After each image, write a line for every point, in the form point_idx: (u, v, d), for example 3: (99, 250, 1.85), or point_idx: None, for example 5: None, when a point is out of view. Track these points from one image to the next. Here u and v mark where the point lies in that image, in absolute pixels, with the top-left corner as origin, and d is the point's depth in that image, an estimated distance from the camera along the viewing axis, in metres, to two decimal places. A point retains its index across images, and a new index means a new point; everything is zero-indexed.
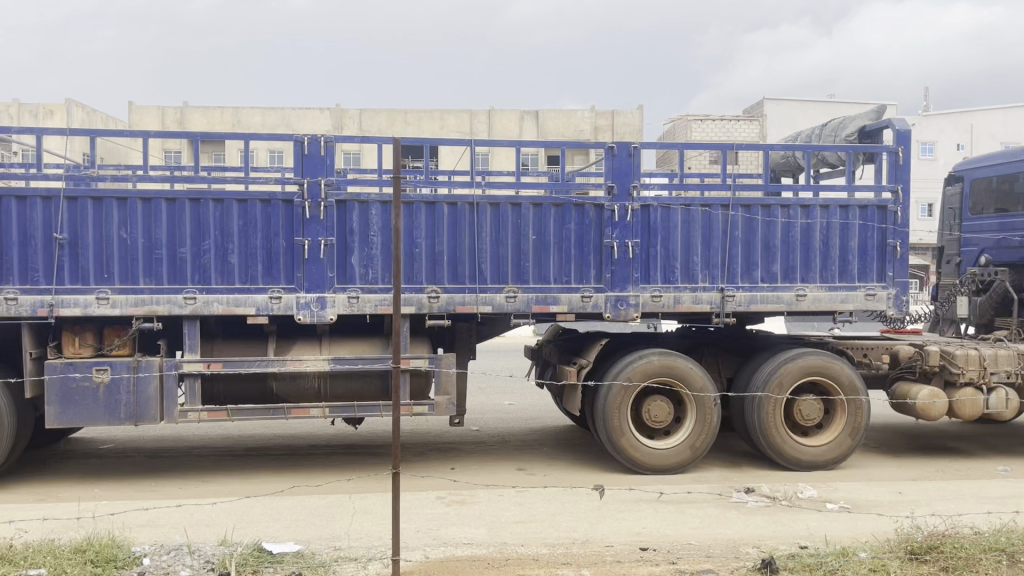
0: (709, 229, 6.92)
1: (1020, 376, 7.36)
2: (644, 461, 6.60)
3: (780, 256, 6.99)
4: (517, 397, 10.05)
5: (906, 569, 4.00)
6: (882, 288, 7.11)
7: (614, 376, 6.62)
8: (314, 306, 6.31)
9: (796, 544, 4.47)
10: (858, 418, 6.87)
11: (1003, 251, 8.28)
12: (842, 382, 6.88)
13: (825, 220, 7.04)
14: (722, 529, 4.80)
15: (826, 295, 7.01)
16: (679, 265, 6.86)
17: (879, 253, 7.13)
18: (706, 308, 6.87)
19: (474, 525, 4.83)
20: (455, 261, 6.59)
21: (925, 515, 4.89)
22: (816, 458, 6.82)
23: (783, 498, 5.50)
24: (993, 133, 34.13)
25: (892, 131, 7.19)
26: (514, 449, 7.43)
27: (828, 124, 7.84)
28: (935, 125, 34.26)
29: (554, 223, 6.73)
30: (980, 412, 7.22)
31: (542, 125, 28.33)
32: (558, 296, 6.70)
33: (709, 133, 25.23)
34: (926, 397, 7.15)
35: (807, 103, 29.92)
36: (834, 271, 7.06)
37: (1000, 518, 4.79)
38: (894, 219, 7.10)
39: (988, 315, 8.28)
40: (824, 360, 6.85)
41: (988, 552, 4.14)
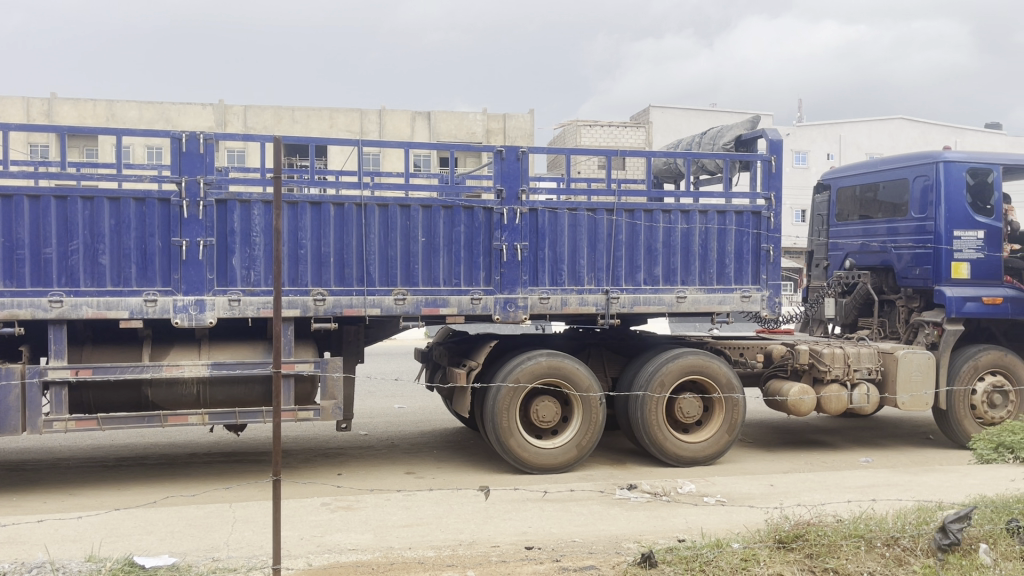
0: (594, 232, 7.07)
1: (881, 372, 7.86)
2: (532, 461, 6.70)
3: (662, 258, 7.21)
4: (406, 401, 9.99)
5: (774, 557, 4.22)
6: (756, 290, 7.46)
7: (502, 378, 6.68)
8: (193, 309, 6.09)
9: (674, 538, 4.64)
10: (734, 414, 7.18)
11: (865, 256, 8.83)
12: (720, 381, 7.16)
13: (704, 225, 7.32)
14: (606, 525, 4.93)
15: (705, 297, 7.30)
16: (566, 268, 6.99)
17: (753, 257, 7.47)
18: (591, 309, 7.03)
19: (359, 531, 4.77)
20: (342, 263, 6.49)
21: (794, 505, 5.17)
22: (695, 454, 7.09)
23: (663, 493, 5.70)
24: (859, 143, 36.35)
25: (766, 140, 7.54)
26: (403, 453, 7.39)
27: (708, 132, 8.16)
28: (807, 136, 36.17)
29: (443, 225, 6.73)
30: (844, 406, 7.67)
31: (433, 127, 28.28)
32: (447, 298, 6.71)
33: (597, 138, 25.79)
34: (796, 394, 7.55)
35: (690, 112, 31.03)
36: (712, 274, 7.35)
37: (859, 507, 5.12)
38: (767, 225, 7.47)
39: (852, 316, 8.85)
40: (703, 359, 7.12)
41: (848, 538, 4.41)
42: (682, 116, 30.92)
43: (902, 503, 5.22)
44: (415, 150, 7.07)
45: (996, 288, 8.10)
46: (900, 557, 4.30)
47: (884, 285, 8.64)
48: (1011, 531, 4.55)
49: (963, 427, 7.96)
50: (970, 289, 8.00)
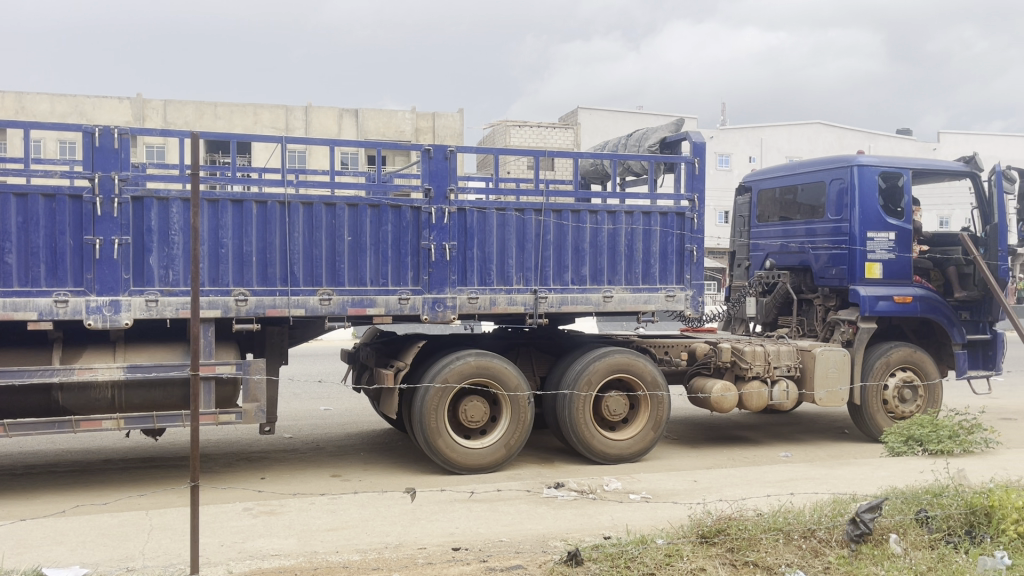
0: (522, 233, 7.09)
1: (799, 369, 8.10)
2: (460, 462, 6.67)
3: (589, 258, 7.28)
4: (332, 403, 9.84)
5: (697, 552, 4.30)
6: (681, 289, 7.60)
7: (431, 378, 6.63)
8: (107, 310, 5.87)
9: (601, 535, 4.68)
10: (659, 412, 7.30)
11: (785, 256, 9.09)
12: (645, 379, 7.27)
13: (630, 226, 7.42)
14: (533, 524, 4.95)
15: (631, 296, 7.40)
16: (494, 268, 6.99)
17: (677, 257, 7.61)
18: (520, 309, 7.04)
19: (282, 536, 4.67)
20: (265, 263, 6.35)
21: (716, 500, 5.28)
22: (621, 452, 7.18)
23: (590, 491, 5.75)
24: (779, 147, 37.45)
25: (689, 143, 7.69)
26: (329, 455, 7.27)
27: (634, 134, 8.28)
28: (730, 139, 37.08)
29: (370, 224, 6.65)
30: (764, 403, 7.88)
31: (360, 125, 27.97)
32: (374, 299, 6.63)
33: (526, 138, 25.92)
34: (719, 391, 7.71)
35: (618, 114, 31.44)
36: (638, 274, 7.46)
37: (778, 500, 5.26)
38: (690, 225, 7.61)
39: (772, 315, 9.09)
40: (629, 358, 7.22)
41: (767, 531, 4.53)
42: (609, 118, 31.31)
43: (818, 496, 5.39)
44: (341, 148, 6.97)
45: (906, 287, 8.44)
46: (817, 548, 4.44)
47: (802, 285, 8.91)
48: (920, 521, 4.74)
49: (876, 421, 8.27)
50: (882, 288, 8.31)
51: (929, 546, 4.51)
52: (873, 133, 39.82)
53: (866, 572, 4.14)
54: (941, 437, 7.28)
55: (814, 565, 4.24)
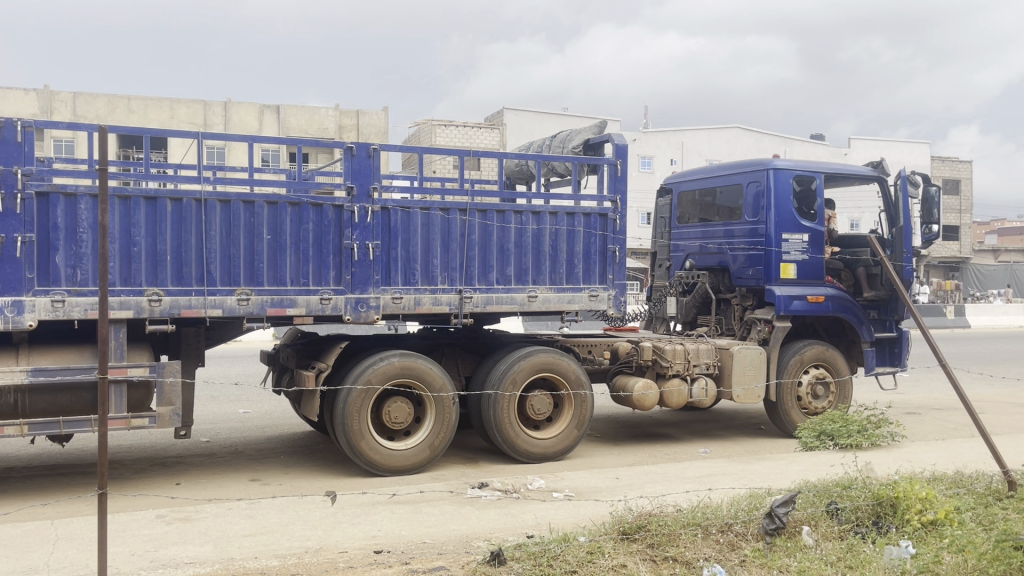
0: (447, 232, 7.06)
1: (717, 367, 8.30)
2: (384, 463, 6.61)
3: (514, 258, 7.30)
4: (252, 405, 9.62)
5: (618, 549, 4.36)
6: (604, 289, 7.69)
7: (354, 379, 6.54)
8: (9, 310, 5.59)
9: (524, 534, 4.70)
10: (582, 411, 7.38)
11: (704, 257, 9.30)
12: (569, 378, 7.33)
13: (554, 226, 7.48)
14: (456, 525, 4.93)
15: (555, 296, 7.45)
16: (418, 267, 6.94)
17: (600, 258, 7.70)
18: (444, 309, 7.01)
19: (198, 543, 4.54)
20: (180, 262, 6.16)
21: (637, 497, 5.36)
22: (545, 450, 7.23)
23: (513, 491, 5.76)
24: (699, 150, 38.34)
25: (612, 145, 7.80)
26: (248, 459, 7.10)
27: (558, 135, 8.34)
28: (652, 141, 37.77)
29: (290, 222, 6.51)
30: (684, 400, 8.05)
31: (282, 122, 27.44)
32: (294, 299, 6.50)
33: (452, 137, 25.88)
34: (641, 389, 7.84)
35: (543, 115, 31.65)
36: (562, 274, 7.51)
37: (697, 496, 5.38)
38: (613, 226, 7.72)
39: (692, 314, 9.30)
40: (553, 357, 7.27)
41: (686, 527, 4.62)
42: (534, 118, 31.51)
43: (735, 491, 5.53)
44: (260, 144, 6.82)
45: (818, 287, 8.74)
46: (733, 542, 4.55)
47: (720, 285, 9.13)
48: (830, 513, 4.92)
49: (790, 417, 8.54)
50: (796, 288, 8.59)
51: (839, 537, 4.67)
52: (788, 138, 41.13)
53: (780, 564, 4.27)
54: (852, 431, 7.57)
55: (731, 558, 4.35)
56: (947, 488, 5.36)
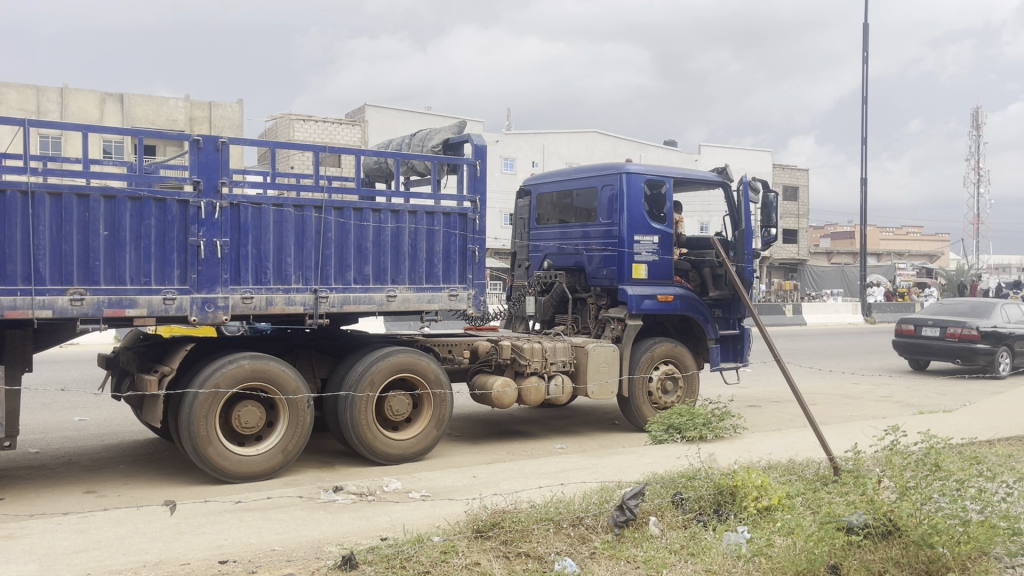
0: (301, 230, 6.88)
1: (573, 364, 8.49)
2: (233, 470, 6.36)
3: (371, 257, 7.19)
4: (89, 413, 9.02)
5: (472, 547, 4.39)
6: (463, 289, 7.70)
7: (200, 383, 6.25)
8: None
9: (377, 537, 4.64)
10: (441, 410, 7.38)
11: (561, 257, 9.50)
12: (428, 377, 7.30)
13: (413, 225, 7.43)
14: (307, 530, 4.80)
15: (414, 296, 7.39)
16: (271, 266, 6.71)
17: (460, 257, 7.71)
18: (298, 309, 6.81)
19: (20, 562, 4.20)
20: (4, 259, 5.69)
21: (491, 495, 5.40)
22: (403, 451, 7.18)
23: (368, 493, 5.68)
24: (560, 154, 39.24)
25: (471, 145, 7.84)
26: (83, 470, 6.65)
27: (418, 134, 8.28)
28: (514, 143, 38.30)
29: (130, 218, 6.15)
30: (542, 397, 8.18)
31: (127, 111, 25.97)
32: (134, 299, 6.14)
33: (311, 133, 25.35)
34: (500, 387, 7.94)
35: (405, 114, 31.45)
36: (421, 273, 7.47)
37: (551, 491, 5.49)
38: (472, 227, 7.76)
39: (549, 313, 9.46)
40: (412, 357, 7.22)
41: (539, 522, 4.71)
42: (396, 117, 31.28)
43: (587, 485, 5.68)
44: (99, 134, 6.40)
45: (668, 287, 9.11)
46: (584, 535, 4.67)
47: (577, 284, 9.34)
48: (676, 503, 5.14)
49: (641, 411, 8.85)
50: (647, 287, 8.92)
51: (683, 526, 4.90)
52: (644, 143, 42.78)
53: (627, 554, 4.42)
54: (698, 424, 7.96)
55: (582, 551, 4.46)
56: (781, 476, 5.72)
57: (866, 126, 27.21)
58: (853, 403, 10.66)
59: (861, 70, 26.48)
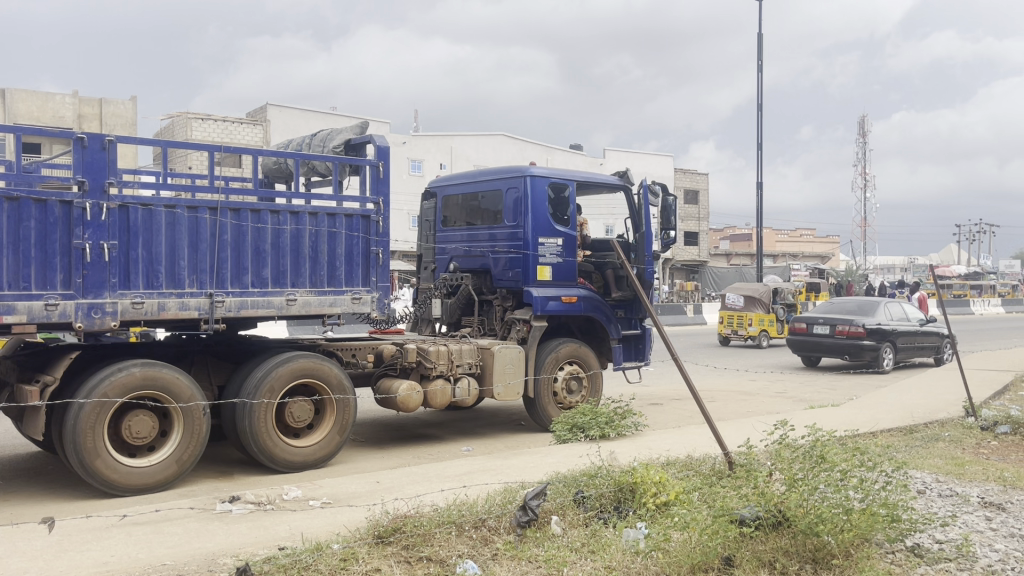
0: (195, 232, 6.65)
1: (479, 366, 8.49)
2: (123, 483, 6.10)
3: (270, 260, 7.01)
4: None
5: (372, 553, 4.34)
6: (366, 292, 7.59)
7: (86, 393, 5.95)
8: None
9: (275, 547, 4.52)
10: (345, 416, 7.27)
11: (467, 260, 9.49)
12: (331, 383, 7.18)
13: (314, 227, 7.30)
14: (201, 542, 4.65)
15: (315, 299, 7.25)
16: (163, 270, 6.46)
17: (363, 260, 7.61)
18: (193, 314, 6.57)
19: None
20: None
21: (393, 499, 5.35)
22: (305, 458, 7.03)
23: (266, 502, 5.54)
24: (468, 156, 39.30)
25: (374, 146, 7.76)
26: None
27: (318, 135, 8.13)
28: (421, 145, 38.13)
29: (8, 219, 5.81)
30: (447, 400, 8.16)
31: (9, 108, 24.59)
32: (13, 305, 5.80)
33: (211, 133, 24.64)
34: (405, 390, 7.83)
35: (309, 114, 30.91)
36: (323, 276, 7.33)
37: (455, 494, 5.48)
38: (376, 229, 7.67)
39: (456, 315, 9.46)
40: (314, 362, 7.07)
41: (441, 525, 4.69)
42: (300, 117, 30.69)
43: (490, 487, 5.69)
44: None
45: (571, 288, 9.23)
46: (486, 537, 4.68)
47: (483, 286, 9.35)
48: (577, 502, 5.22)
49: (547, 412, 8.93)
50: (551, 289, 9.01)
51: (584, 524, 4.97)
52: (550, 146, 43.31)
53: (529, 554, 4.45)
54: (600, 423, 8.10)
55: (484, 553, 4.47)
56: (679, 472, 5.89)
57: (761, 132, 28.27)
58: (749, 400, 11.04)
59: (756, 79, 27.51)
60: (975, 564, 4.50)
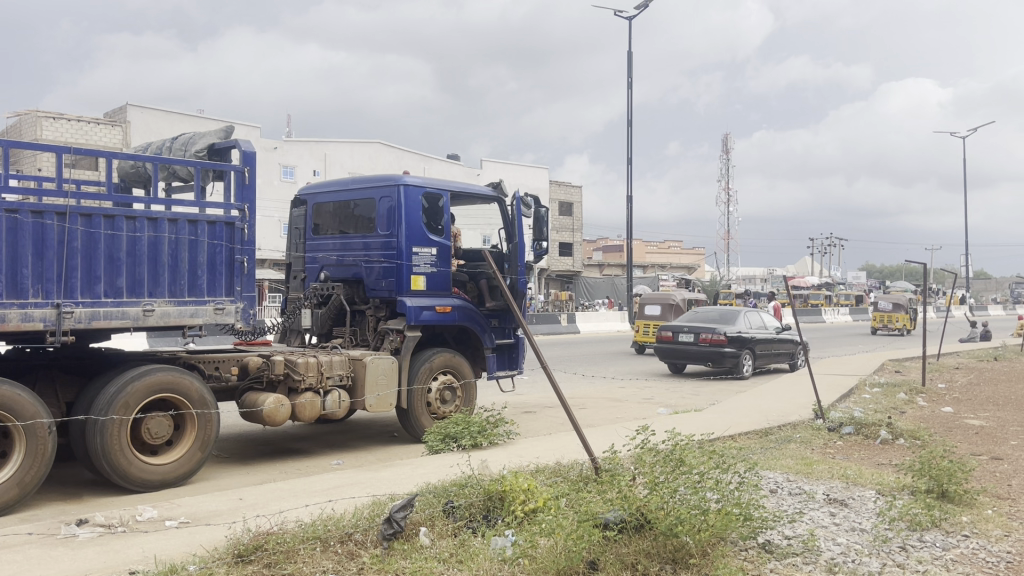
0: (41, 239, 6.23)
1: (350, 378, 8.34)
2: None
3: (125, 269, 6.67)
4: None
5: (231, 573, 4.19)
6: (231, 302, 7.31)
7: None
8: None
9: (126, 571, 4.29)
10: (207, 431, 6.99)
11: (338, 269, 9.32)
12: (192, 397, 6.87)
13: (173, 235, 7.00)
14: (43, 570, 4.34)
15: (175, 310, 6.91)
16: (3, 278, 5.99)
17: (227, 268, 7.34)
18: (38, 326, 6.11)
19: None
20: None
21: (255, 516, 5.18)
22: (163, 476, 6.71)
23: (117, 524, 5.24)
24: (342, 163, 38.70)
25: (239, 151, 7.51)
26: None
27: (179, 138, 7.75)
28: (294, 151, 37.23)
29: None
30: (317, 412, 7.96)
31: None
32: None
33: (63, 133, 23.20)
34: (272, 403, 7.58)
35: (173, 116, 29.63)
36: (183, 285, 7.02)
37: (321, 508, 5.37)
38: (240, 236, 7.43)
39: (327, 325, 9.27)
40: (173, 376, 6.75)
41: (305, 541, 4.58)
42: (162, 118, 29.37)
43: (358, 500, 5.60)
44: None
45: (445, 298, 9.22)
46: (352, 551, 4.61)
47: (355, 296, 9.20)
48: (446, 512, 5.21)
49: (420, 422, 8.87)
50: (425, 299, 8.97)
51: (452, 534, 4.96)
52: (427, 156, 43.21)
53: (396, 567, 4.41)
54: (472, 432, 8.12)
55: (349, 568, 4.39)
56: (547, 478, 5.99)
57: (631, 147, 29.21)
58: (617, 406, 11.35)
59: (626, 95, 28.43)
60: (819, 558, 4.78)
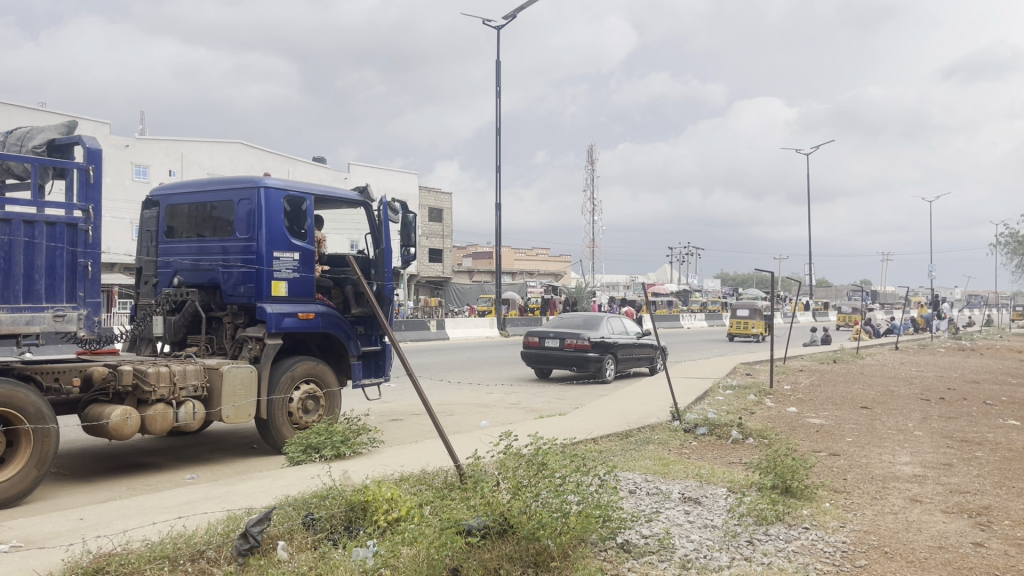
0: None
1: (206, 388, 7.96)
2: None
3: None
4: None
5: None
6: (72, 309, 6.85)
7: None
8: None
9: None
10: (44, 447, 6.49)
11: (193, 274, 8.90)
12: (28, 412, 6.36)
13: (7, 236, 6.48)
14: None
15: (8, 317, 6.38)
16: None
17: (68, 272, 6.89)
18: None
19: None
20: None
21: (97, 537, 4.87)
22: None
23: None
24: (201, 164, 37.13)
25: (82, 148, 7.07)
26: None
27: (9, 132, 7.05)
28: (147, 150, 35.40)
29: None
30: (169, 424, 7.56)
31: None
32: None
33: None
34: (119, 416, 7.12)
35: (9, 107, 27.53)
36: (18, 291, 6.50)
37: (170, 526, 5.10)
38: (84, 239, 7.02)
39: (180, 333, 8.85)
40: (6, 389, 6.23)
41: (152, 561, 4.34)
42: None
43: (212, 516, 5.36)
44: None
45: (308, 304, 8.97)
46: (204, 569, 4.42)
47: (211, 302, 8.84)
48: (306, 525, 5.07)
49: (280, 433, 8.60)
50: (286, 305, 8.69)
51: (312, 547, 4.83)
52: (292, 158, 42.10)
53: None
54: (334, 442, 7.93)
55: None
56: (412, 486, 5.95)
57: (499, 156, 29.54)
58: (484, 412, 11.40)
59: (495, 104, 28.73)
60: (673, 555, 4.96)
